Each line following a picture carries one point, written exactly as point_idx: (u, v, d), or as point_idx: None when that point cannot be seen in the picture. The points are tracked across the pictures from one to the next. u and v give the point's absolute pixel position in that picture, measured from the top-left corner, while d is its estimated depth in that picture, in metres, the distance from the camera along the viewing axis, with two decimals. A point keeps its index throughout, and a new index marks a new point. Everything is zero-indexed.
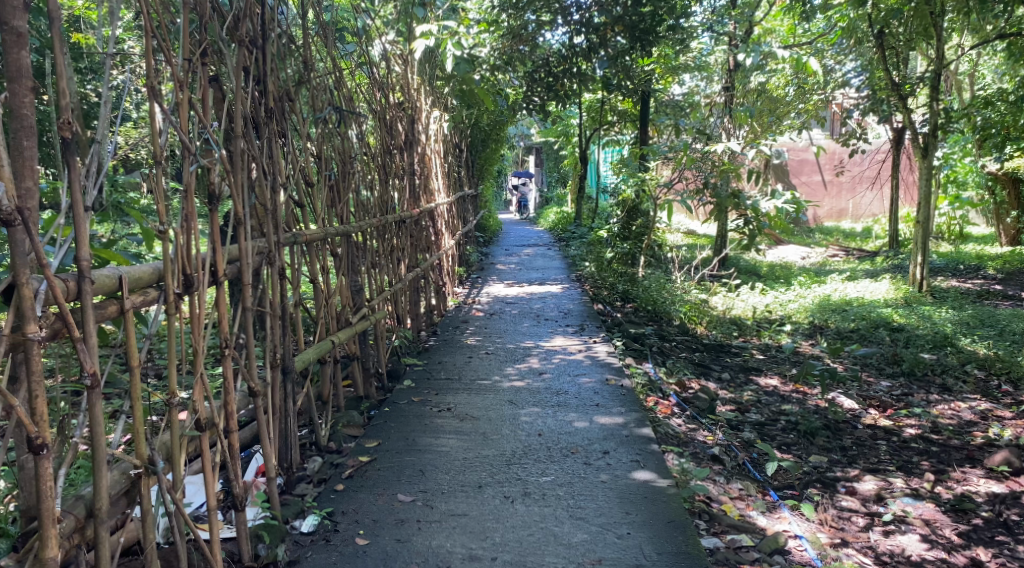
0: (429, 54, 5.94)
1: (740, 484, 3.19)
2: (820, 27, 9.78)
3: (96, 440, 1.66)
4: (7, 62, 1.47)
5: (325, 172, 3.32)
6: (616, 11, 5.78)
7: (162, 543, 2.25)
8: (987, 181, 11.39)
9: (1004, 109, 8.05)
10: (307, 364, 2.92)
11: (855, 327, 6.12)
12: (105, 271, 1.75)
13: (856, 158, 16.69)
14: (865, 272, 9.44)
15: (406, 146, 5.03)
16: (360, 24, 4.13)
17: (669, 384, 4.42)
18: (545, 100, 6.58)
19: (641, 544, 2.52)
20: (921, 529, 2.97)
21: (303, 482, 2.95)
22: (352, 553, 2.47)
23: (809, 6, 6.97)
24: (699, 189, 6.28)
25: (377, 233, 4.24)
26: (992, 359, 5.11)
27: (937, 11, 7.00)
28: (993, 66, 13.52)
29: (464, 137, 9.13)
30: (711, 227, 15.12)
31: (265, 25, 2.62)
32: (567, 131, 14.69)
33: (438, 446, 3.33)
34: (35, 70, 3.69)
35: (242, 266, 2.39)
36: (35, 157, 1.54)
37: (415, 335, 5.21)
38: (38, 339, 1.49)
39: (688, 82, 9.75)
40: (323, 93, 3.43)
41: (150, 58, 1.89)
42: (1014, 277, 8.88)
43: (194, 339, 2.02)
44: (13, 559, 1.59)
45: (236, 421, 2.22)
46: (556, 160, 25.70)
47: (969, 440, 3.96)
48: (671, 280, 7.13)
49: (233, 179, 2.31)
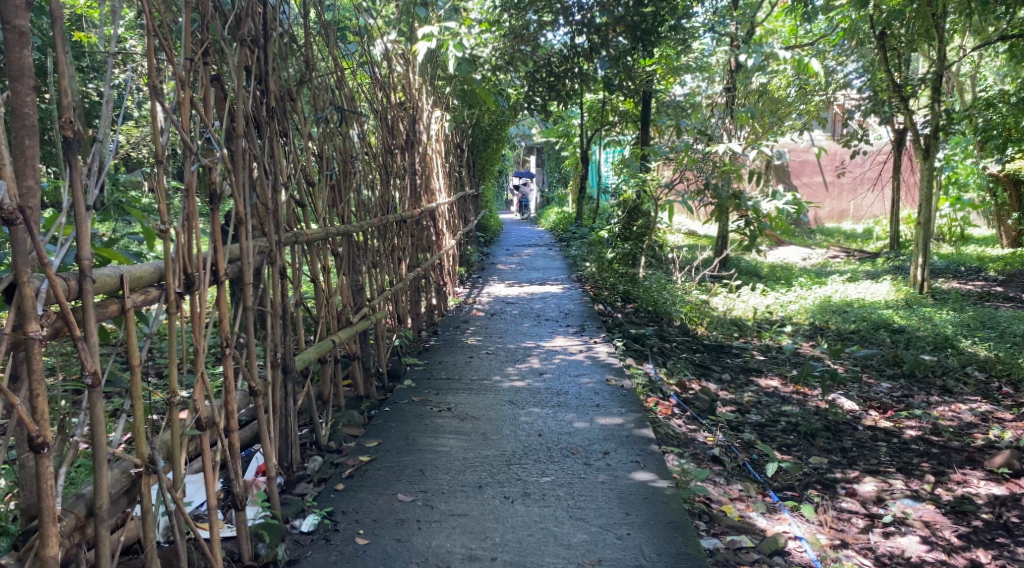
0: (430, 53, 5.93)
1: (740, 486, 3.19)
2: (822, 28, 9.77)
3: (97, 438, 1.66)
4: (9, 62, 1.48)
5: (326, 171, 3.32)
6: (618, 11, 5.80)
7: (162, 542, 2.25)
8: (988, 183, 11.38)
9: (1005, 111, 8.03)
10: (308, 363, 2.92)
11: (855, 328, 6.12)
12: (106, 270, 1.74)
13: (856, 159, 16.69)
14: (866, 273, 9.43)
15: (407, 145, 5.02)
16: (362, 24, 4.13)
17: (670, 385, 4.43)
18: (546, 100, 6.58)
19: (641, 545, 2.53)
20: (921, 531, 2.97)
21: (303, 481, 2.96)
22: (352, 552, 2.47)
23: (811, 7, 6.96)
24: (700, 190, 6.27)
25: (378, 232, 4.23)
26: (993, 361, 5.12)
27: (939, 13, 6.97)
28: (995, 68, 13.52)
29: (465, 137, 9.13)
30: (711, 227, 15.14)
31: (267, 25, 2.62)
32: (569, 131, 14.70)
33: (438, 446, 3.33)
34: (37, 69, 3.70)
35: (243, 265, 2.39)
36: (37, 156, 1.53)
37: (416, 335, 5.21)
38: (39, 338, 1.49)
39: (689, 82, 9.76)
40: (323, 93, 3.41)
41: (152, 57, 1.89)
42: (1015, 279, 8.87)
43: (195, 338, 2.02)
44: (13, 558, 1.59)
45: (236, 421, 2.22)
46: (557, 160, 25.77)
47: (969, 442, 3.97)
48: (672, 281, 7.13)
49: (235, 178, 2.31)
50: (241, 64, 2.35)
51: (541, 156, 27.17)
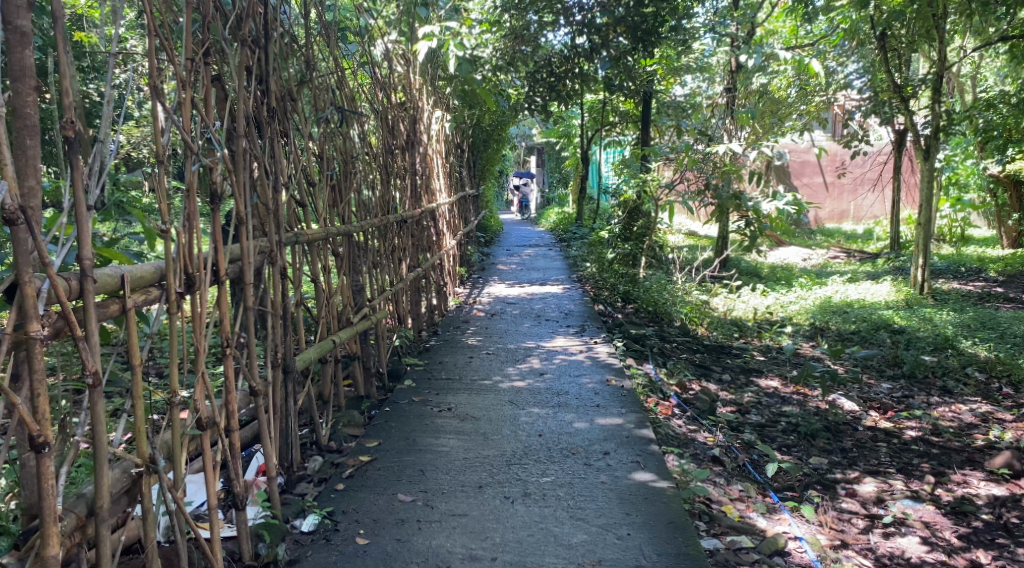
0: (431, 53, 5.93)
1: (741, 486, 3.19)
2: (823, 28, 9.77)
3: (99, 437, 1.67)
4: (10, 62, 1.48)
5: (326, 172, 3.32)
6: (618, 12, 5.81)
7: (162, 542, 2.25)
8: (989, 183, 11.38)
9: (1005, 111, 8.04)
10: (308, 363, 2.91)
11: (856, 329, 6.12)
12: (107, 270, 1.74)
13: (857, 160, 16.71)
14: (867, 274, 9.43)
15: (407, 145, 5.02)
16: (363, 24, 4.13)
17: (670, 385, 4.43)
18: (547, 100, 6.59)
19: (641, 545, 2.53)
20: (921, 531, 2.97)
21: (303, 481, 2.96)
22: (352, 552, 2.47)
23: (811, 7, 6.97)
24: (701, 190, 6.27)
25: (378, 233, 4.23)
26: (993, 362, 5.12)
27: (940, 14, 6.97)
28: (995, 69, 13.52)
29: (465, 137, 9.13)
30: (711, 228, 15.15)
31: (268, 25, 2.63)
32: (569, 132, 14.71)
33: (438, 447, 3.33)
34: (38, 69, 3.70)
35: (244, 265, 2.39)
36: (38, 156, 1.54)
37: (416, 335, 5.21)
38: (41, 338, 1.50)
39: (689, 82, 9.74)
40: (324, 93, 3.41)
41: (153, 57, 1.89)
42: (1015, 280, 8.87)
43: (196, 338, 2.02)
44: (14, 557, 1.60)
45: (237, 421, 2.22)
46: (557, 160, 25.80)
47: (969, 443, 3.97)
48: (672, 281, 7.13)
49: (235, 178, 2.31)
50: (241, 64, 2.35)
51: (542, 156, 27.18)
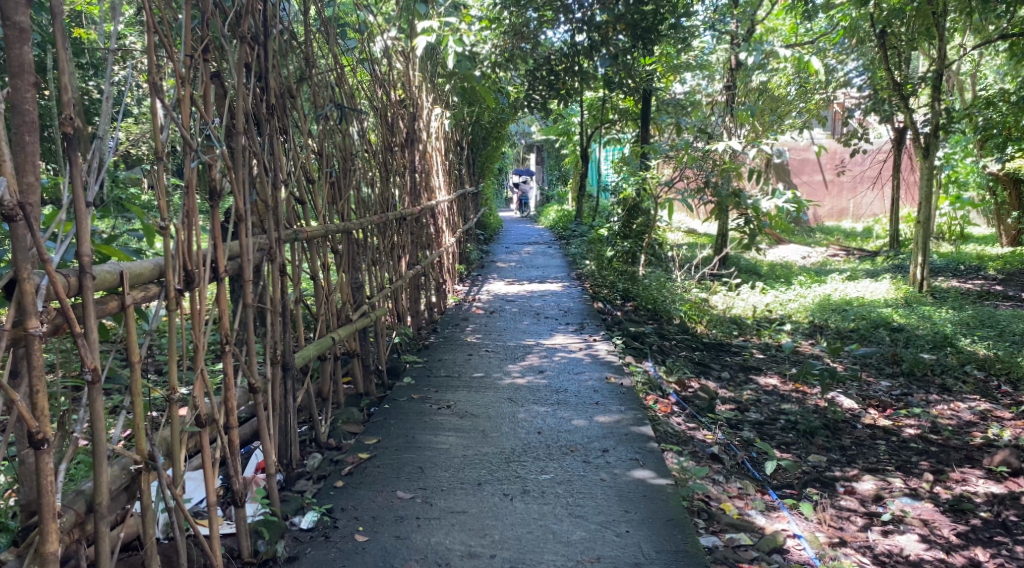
0: (430, 51, 5.94)
1: (739, 483, 3.21)
2: (823, 25, 9.78)
3: (97, 433, 1.66)
4: (8, 57, 1.47)
5: (325, 169, 3.31)
6: (617, 10, 5.74)
7: (161, 538, 2.24)
8: (988, 181, 11.50)
9: (1005, 109, 7.98)
10: (307, 360, 2.90)
11: (855, 326, 6.13)
12: (105, 267, 1.73)
13: (856, 158, 16.83)
14: (866, 272, 9.48)
15: (406, 141, 5.01)
16: (362, 20, 4.11)
17: (669, 383, 4.44)
18: (546, 98, 6.60)
19: (639, 543, 2.53)
20: (919, 529, 2.97)
21: (302, 479, 2.95)
22: (351, 549, 2.47)
23: (811, 5, 7.03)
24: (700, 188, 6.21)
25: (378, 229, 4.23)
26: (992, 360, 5.12)
27: (939, 11, 6.94)
28: (995, 66, 13.51)
29: (464, 136, 9.09)
30: (712, 225, 15.24)
31: (267, 21, 2.61)
32: (569, 128, 14.74)
33: (439, 443, 3.34)
34: (40, 65, 3.71)
35: (244, 262, 2.38)
36: (37, 152, 1.53)
37: (415, 333, 5.20)
38: (39, 334, 1.49)
39: (688, 80, 9.77)
40: (324, 89, 3.39)
41: (153, 53, 1.86)
42: (1014, 278, 8.90)
43: (196, 334, 2.00)
44: (14, 553, 1.60)
45: (236, 417, 2.22)
46: (557, 158, 25.82)
47: (969, 440, 3.97)
48: (671, 279, 7.09)
49: (235, 176, 2.29)
50: (240, 60, 2.33)
51: (541, 153, 27.23)
